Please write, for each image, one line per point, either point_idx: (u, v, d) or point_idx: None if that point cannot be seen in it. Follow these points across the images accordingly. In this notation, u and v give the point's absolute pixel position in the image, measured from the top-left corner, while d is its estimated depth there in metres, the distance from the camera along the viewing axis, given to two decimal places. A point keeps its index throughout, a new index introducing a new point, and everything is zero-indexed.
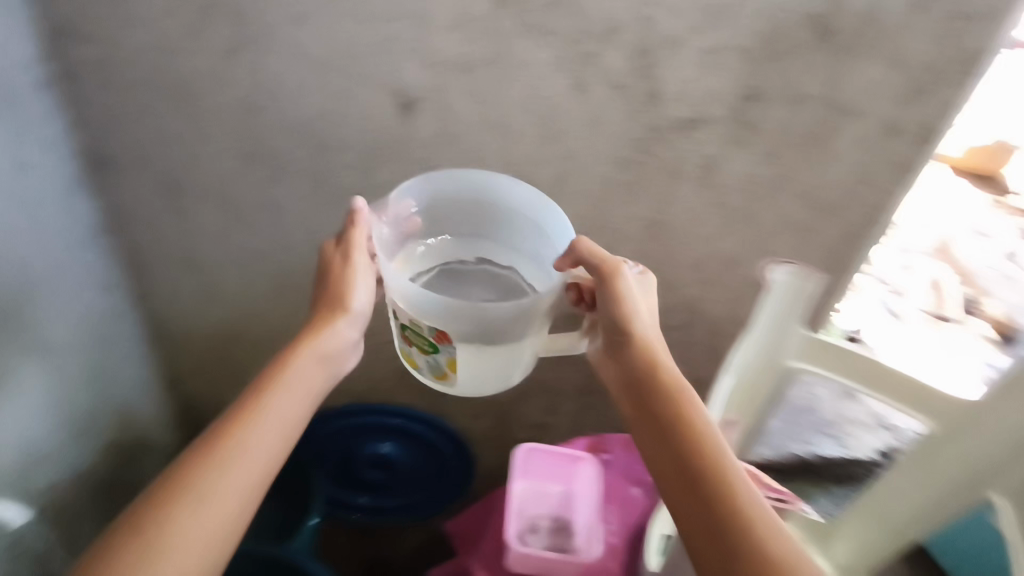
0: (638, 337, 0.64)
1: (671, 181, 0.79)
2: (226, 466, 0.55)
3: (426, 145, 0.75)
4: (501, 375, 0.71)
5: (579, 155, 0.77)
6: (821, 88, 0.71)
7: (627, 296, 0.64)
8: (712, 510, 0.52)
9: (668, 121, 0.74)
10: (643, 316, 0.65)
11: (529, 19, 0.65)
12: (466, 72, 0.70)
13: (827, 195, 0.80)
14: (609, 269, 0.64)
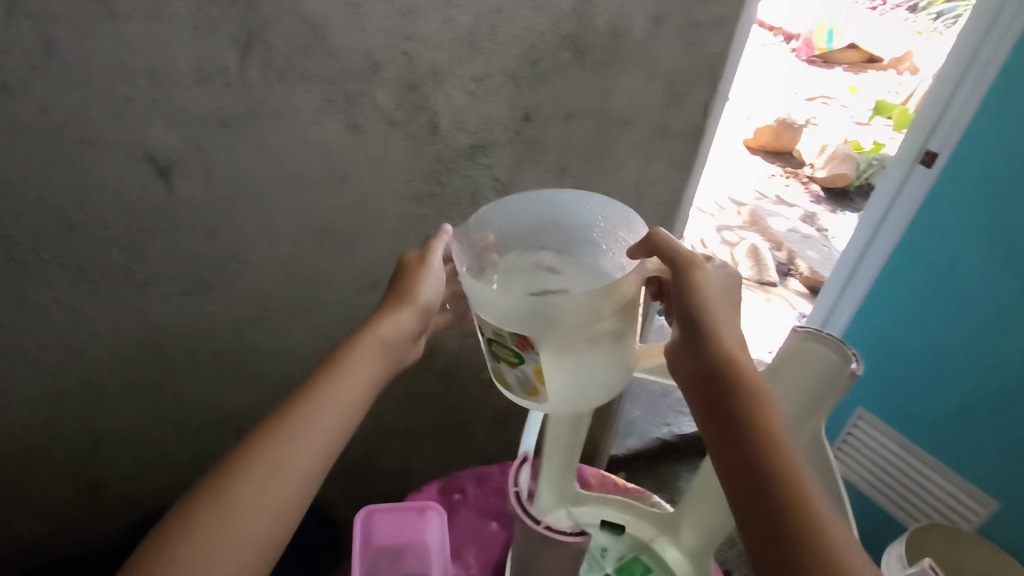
0: (714, 320, 0.53)
1: (470, 208, 0.78)
2: (258, 468, 0.48)
3: (204, 212, 0.69)
4: (596, 388, 0.60)
5: (370, 194, 0.73)
6: (593, 102, 0.74)
7: (708, 283, 0.55)
8: (783, 501, 0.44)
9: (454, 149, 0.73)
10: (725, 303, 0.55)
11: (293, 61, 0.62)
12: (237, 127, 0.64)
13: (619, 198, 0.84)
14: (685, 259, 0.55)
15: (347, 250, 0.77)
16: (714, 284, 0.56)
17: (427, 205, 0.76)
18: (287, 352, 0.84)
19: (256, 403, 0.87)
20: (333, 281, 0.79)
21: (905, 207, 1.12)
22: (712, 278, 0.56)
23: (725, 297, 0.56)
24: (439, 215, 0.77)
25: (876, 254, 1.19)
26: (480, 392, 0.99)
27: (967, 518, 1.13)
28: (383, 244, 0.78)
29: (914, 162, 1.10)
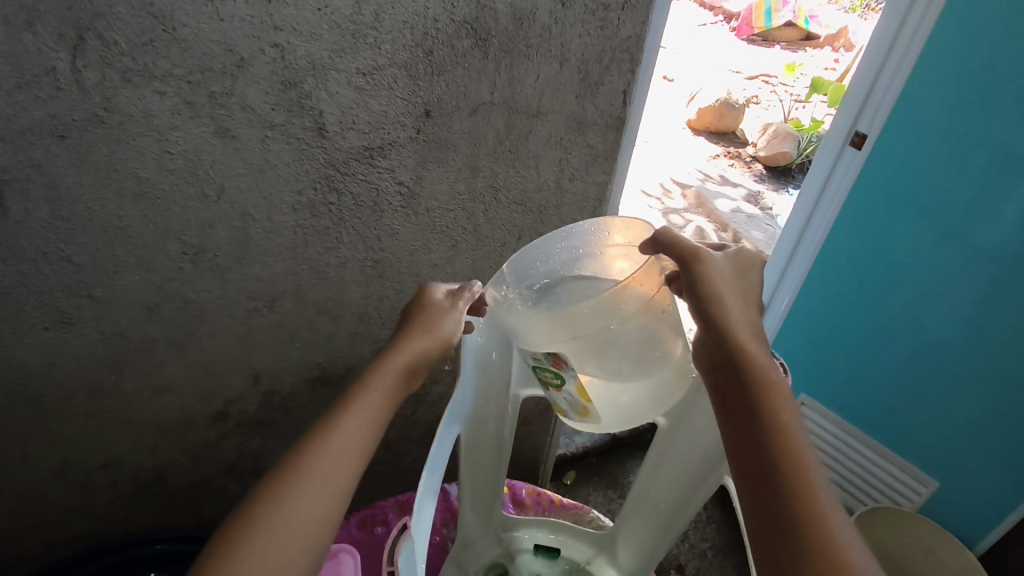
0: (724, 307, 0.50)
1: (373, 215, 0.71)
2: (296, 489, 0.42)
3: (53, 235, 0.59)
4: (647, 404, 0.56)
5: (254, 207, 0.65)
6: (500, 94, 0.68)
7: (723, 275, 0.52)
8: (783, 493, 0.41)
9: (347, 152, 0.65)
10: (739, 293, 0.52)
11: (139, 57, 0.53)
12: (81, 136, 0.55)
13: (539, 196, 0.78)
14: (692, 250, 0.52)
15: (236, 269, 0.68)
16: (730, 277, 0.52)
17: (323, 215, 0.68)
18: (180, 385, 0.75)
19: (151, 441, 0.78)
20: (224, 304, 0.70)
21: (838, 189, 1.11)
22: (727, 269, 0.52)
23: (743, 288, 0.52)
24: (339, 225, 0.70)
25: (812, 238, 1.18)
26: (407, 409, 0.92)
27: (909, 497, 1.15)
28: (277, 261, 0.70)
29: (844, 145, 1.08)
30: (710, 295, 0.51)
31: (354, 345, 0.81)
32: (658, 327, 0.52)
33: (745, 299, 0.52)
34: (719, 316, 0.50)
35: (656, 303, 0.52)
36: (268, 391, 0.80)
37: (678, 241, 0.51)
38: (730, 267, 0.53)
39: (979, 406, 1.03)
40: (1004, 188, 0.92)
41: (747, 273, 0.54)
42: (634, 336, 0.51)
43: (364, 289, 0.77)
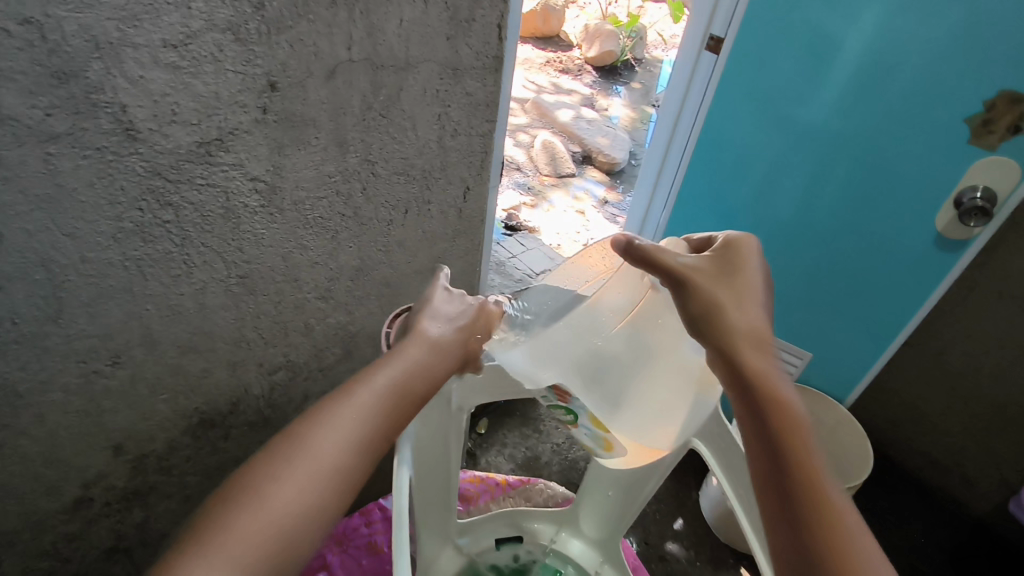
0: (729, 325, 0.48)
1: (227, 224, 0.56)
2: (330, 423, 0.44)
3: None
4: (676, 416, 0.53)
5: (57, 249, 0.47)
6: (359, 49, 0.54)
7: (713, 284, 0.50)
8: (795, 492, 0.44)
9: (174, 154, 0.49)
10: (736, 298, 0.49)
11: None
12: None
13: (422, 160, 0.67)
14: (673, 266, 0.49)
15: (53, 331, 0.51)
16: (725, 281, 0.50)
17: (160, 238, 0.52)
18: (14, 488, 0.57)
19: None
20: (48, 377, 0.53)
21: (700, 96, 1.12)
22: (717, 274, 0.50)
23: (741, 286, 0.50)
24: (184, 245, 0.54)
25: (680, 148, 1.19)
26: None
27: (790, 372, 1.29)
28: (110, 308, 0.53)
29: (702, 49, 1.08)
30: (702, 311, 0.49)
31: (233, 376, 0.67)
32: (657, 333, 0.53)
33: (751, 306, 0.49)
34: (717, 335, 0.48)
35: (653, 307, 0.54)
36: (138, 457, 0.64)
37: (655, 258, 0.49)
38: (720, 266, 0.51)
39: (834, 281, 1.14)
40: (841, 77, 0.97)
41: (743, 267, 0.51)
42: (629, 345, 0.53)
43: (233, 310, 0.62)
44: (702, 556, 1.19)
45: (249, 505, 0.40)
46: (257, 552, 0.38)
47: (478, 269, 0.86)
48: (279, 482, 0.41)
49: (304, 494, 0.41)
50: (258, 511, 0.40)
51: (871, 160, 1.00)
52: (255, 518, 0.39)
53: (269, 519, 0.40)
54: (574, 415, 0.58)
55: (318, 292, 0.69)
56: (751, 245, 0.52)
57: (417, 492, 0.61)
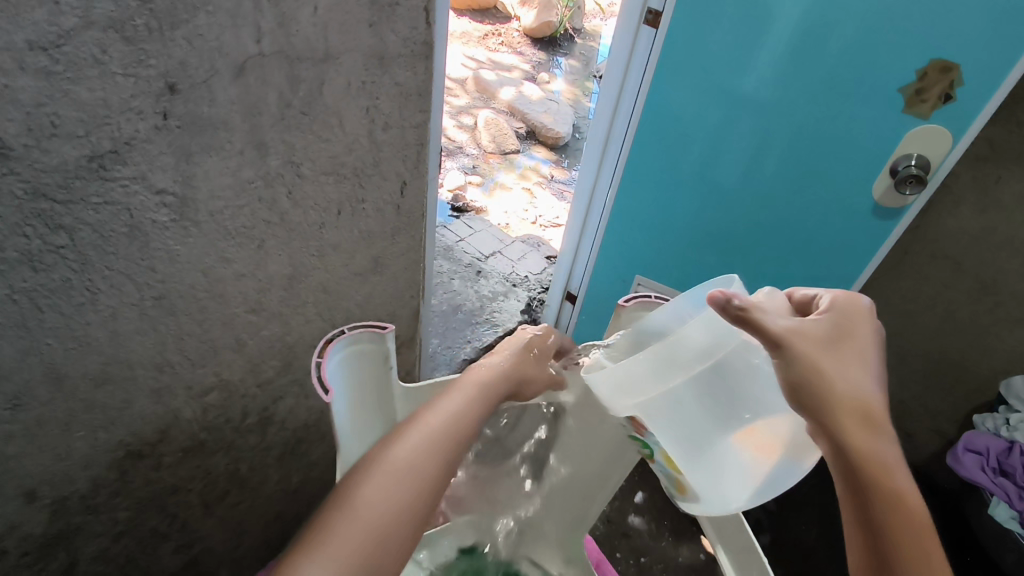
0: (837, 399, 0.46)
1: (134, 243, 0.50)
2: (414, 434, 0.50)
3: None
4: (748, 483, 0.51)
5: None
6: (271, 41, 0.49)
7: (827, 358, 0.47)
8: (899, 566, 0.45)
9: (60, 171, 0.43)
10: (842, 369, 0.47)
11: None
12: None
13: (352, 157, 0.62)
14: (781, 335, 0.46)
15: None
16: (842, 351, 0.47)
17: (55, 265, 0.46)
18: None
19: None
20: None
21: (641, 73, 1.08)
22: (831, 344, 0.47)
23: (858, 358, 0.48)
24: (84, 270, 0.48)
25: (622, 126, 1.16)
26: (256, 438, 0.77)
27: None
28: (1, 346, 0.47)
29: (640, 23, 1.04)
30: (806, 381, 0.46)
31: (160, 402, 0.62)
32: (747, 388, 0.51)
33: (868, 380, 0.47)
34: (825, 408, 0.46)
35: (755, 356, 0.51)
36: (58, 500, 0.59)
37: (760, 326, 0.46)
38: (825, 332, 0.48)
39: (778, 254, 1.15)
40: (781, 51, 0.96)
41: (857, 334, 0.48)
42: (707, 392, 0.52)
43: (151, 334, 0.56)
44: (663, 529, 1.21)
45: (344, 510, 0.45)
46: (354, 547, 0.43)
47: (422, 264, 0.82)
48: (364, 483, 0.46)
49: (389, 500, 0.46)
50: (357, 508, 0.45)
51: (814, 132, 1.00)
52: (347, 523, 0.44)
53: (360, 517, 0.44)
54: (649, 449, 0.58)
55: (248, 305, 0.63)
56: (864, 311, 0.50)
57: None
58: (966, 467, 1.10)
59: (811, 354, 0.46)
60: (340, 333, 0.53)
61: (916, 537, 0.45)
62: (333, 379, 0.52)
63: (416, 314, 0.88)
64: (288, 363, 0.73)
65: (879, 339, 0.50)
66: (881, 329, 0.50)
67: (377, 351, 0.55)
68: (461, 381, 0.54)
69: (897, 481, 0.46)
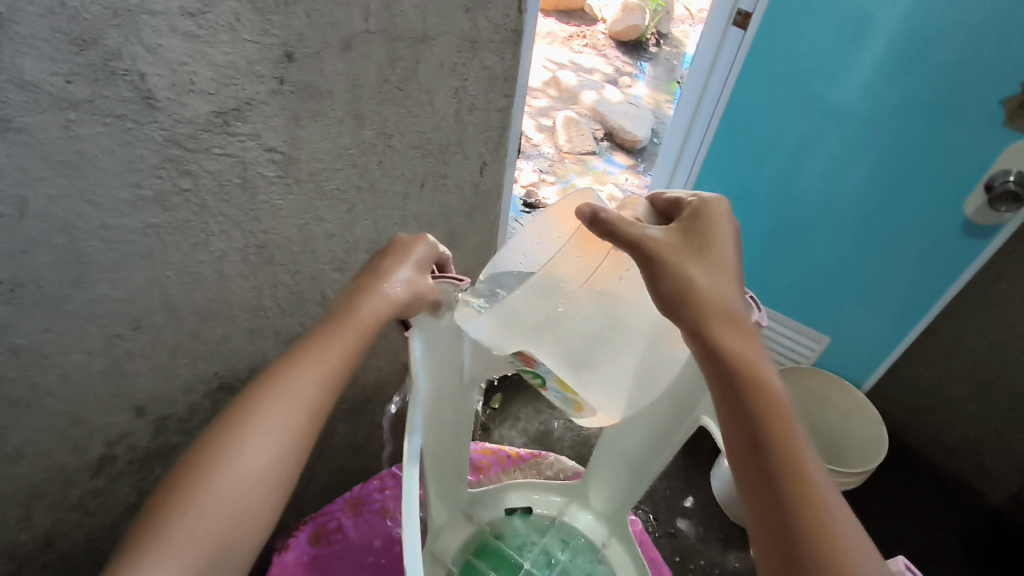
0: (702, 300, 0.47)
1: (245, 194, 0.57)
2: (279, 391, 0.47)
3: None
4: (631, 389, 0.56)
5: (79, 215, 0.49)
6: (376, 20, 0.54)
7: (687, 257, 0.48)
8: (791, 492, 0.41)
9: (192, 123, 0.50)
10: (707, 272, 0.48)
11: None
12: None
13: (438, 135, 0.67)
14: (641, 236, 0.47)
15: (77, 295, 0.52)
16: (702, 249, 0.48)
17: (179, 206, 0.53)
18: (42, 444, 0.59)
19: (23, 513, 0.63)
20: (72, 340, 0.54)
21: (726, 72, 1.08)
22: (692, 246, 0.48)
23: (720, 257, 0.48)
24: (202, 214, 0.55)
25: (702, 126, 1.16)
26: None
27: (807, 353, 1.26)
28: (131, 274, 0.54)
29: (729, 23, 1.04)
30: (676, 288, 0.47)
31: (250, 343, 0.68)
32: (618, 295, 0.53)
33: (727, 279, 0.48)
34: (692, 311, 0.47)
35: (609, 275, 0.53)
36: (159, 419, 0.67)
37: (623, 231, 0.46)
38: (687, 239, 0.49)
39: (854, 266, 1.11)
40: (871, 55, 0.93)
41: (715, 236, 0.49)
42: (597, 317, 0.52)
43: (250, 278, 0.63)
44: (711, 534, 1.20)
45: (199, 484, 0.44)
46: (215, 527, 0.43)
47: (494, 245, 0.87)
48: (230, 455, 0.45)
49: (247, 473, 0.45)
50: (208, 484, 0.44)
51: (902, 140, 0.97)
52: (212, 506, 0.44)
53: (222, 493, 0.44)
54: (541, 379, 0.60)
55: (334, 264, 0.69)
56: (724, 210, 0.50)
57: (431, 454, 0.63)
58: None
59: (671, 254, 0.47)
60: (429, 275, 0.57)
61: (786, 423, 0.44)
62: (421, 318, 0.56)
63: None
64: None
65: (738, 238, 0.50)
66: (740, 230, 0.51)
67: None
68: (350, 316, 0.51)
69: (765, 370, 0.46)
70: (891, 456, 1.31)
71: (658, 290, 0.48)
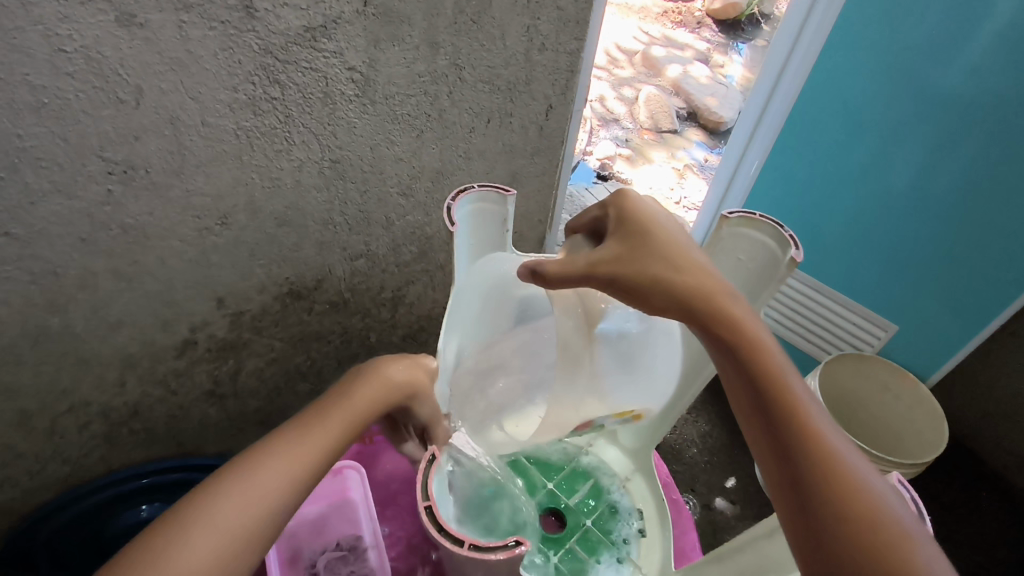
0: (674, 287, 0.47)
1: (325, 108, 0.62)
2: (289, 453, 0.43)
3: None
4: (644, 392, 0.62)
5: (184, 110, 0.55)
6: None
7: (641, 254, 0.48)
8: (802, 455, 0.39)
9: (284, 36, 0.55)
10: (665, 258, 0.48)
11: None
12: None
13: (507, 72, 0.70)
14: (585, 264, 0.50)
15: (176, 184, 0.59)
16: (650, 240, 0.49)
17: (267, 112, 0.59)
18: (137, 319, 0.68)
19: (117, 380, 0.72)
20: (169, 226, 0.62)
21: (812, 41, 1.01)
22: (638, 242, 0.49)
23: (670, 242, 0.49)
24: (286, 123, 0.61)
25: (782, 98, 1.09)
26: (386, 314, 0.90)
27: (869, 343, 1.19)
28: (222, 171, 0.61)
29: None
30: (646, 283, 0.48)
31: (318, 254, 0.75)
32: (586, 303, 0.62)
33: (690, 261, 0.48)
34: (670, 298, 0.47)
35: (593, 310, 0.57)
36: (235, 314, 0.75)
37: (567, 271, 0.50)
38: (636, 233, 0.49)
39: (928, 259, 1.05)
40: (976, 30, 0.86)
41: (657, 225, 0.49)
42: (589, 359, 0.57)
43: (323, 191, 0.69)
44: (748, 512, 1.19)
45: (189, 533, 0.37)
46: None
47: (553, 192, 0.89)
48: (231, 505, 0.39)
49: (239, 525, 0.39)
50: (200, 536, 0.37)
51: (1005, 125, 0.89)
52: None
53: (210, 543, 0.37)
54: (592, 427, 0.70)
55: (399, 188, 0.74)
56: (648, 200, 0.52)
57: None
58: None
59: (622, 260, 0.49)
60: (470, 188, 0.59)
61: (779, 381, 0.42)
62: (461, 228, 0.59)
63: (539, 239, 0.96)
64: (421, 251, 0.84)
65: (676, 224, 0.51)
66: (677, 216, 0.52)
67: (496, 213, 0.60)
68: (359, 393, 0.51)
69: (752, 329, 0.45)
70: (953, 460, 1.25)
71: (633, 291, 0.48)
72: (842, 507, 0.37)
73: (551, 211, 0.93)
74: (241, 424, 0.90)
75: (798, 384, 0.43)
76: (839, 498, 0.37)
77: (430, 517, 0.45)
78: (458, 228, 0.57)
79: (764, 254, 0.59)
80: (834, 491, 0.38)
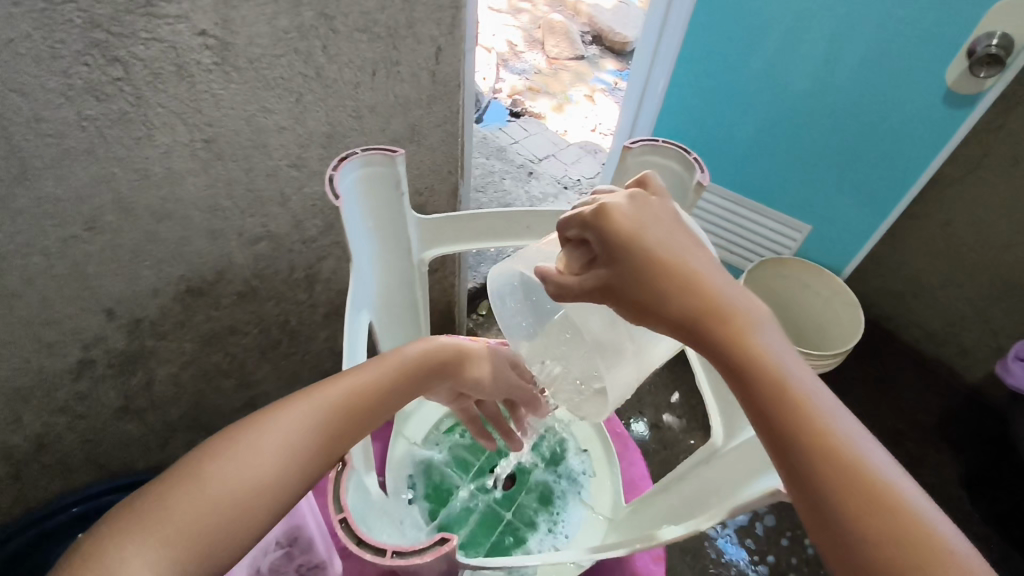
0: (670, 303, 0.38)
1: (183, 82, 0.55)
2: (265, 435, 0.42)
3: None
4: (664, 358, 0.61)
5: (9, 106, 0.47)
6: None
7: (622, 274, 0.40)
8: (818, 483, 0.33)
9: (111, 4, 0.47)
10: (650, 276, 0.39)
11: None
12: None
13: (384, 16, 0.64)
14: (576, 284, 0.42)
15: (21, 194, 0.52)
16: (636, 266, 0.39)
17: (114, 96, 0.52)
18: (16, 347, 0.60)
19: (10, 416, 0.65)
20: (26, 241, 0.55)
21: None
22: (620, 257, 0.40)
23: (653, 257, 0.39)
24: (140, 105, 0.54)
25: (678, 10, 1.06)
26: (303, 294, 0.85)
27: (788, 245, 1.23)
28: (75, 170, 0.53)
29: None
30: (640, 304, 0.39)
31: (211, 242, 0.68)
32: (499, 245, 0.63)
33: (687, 268, 0.39)
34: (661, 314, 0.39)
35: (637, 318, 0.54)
36: (132, 323, 0.68)
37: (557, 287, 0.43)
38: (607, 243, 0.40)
39: (830, 157, 1.07)
40: None
41: (637, 234, 0.39)
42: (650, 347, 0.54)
43: (201, 175, 0.62)
44: (694, 423, 1.24)
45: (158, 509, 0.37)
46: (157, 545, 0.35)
47: (457, 141, 0.85)
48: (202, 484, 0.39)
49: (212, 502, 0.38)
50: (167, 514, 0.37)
51: (889, 12, 0.89)
52: (157, 528, 0.36)
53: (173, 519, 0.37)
54: None
55: (289, 159, 0.68)
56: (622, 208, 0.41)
57: (382, 327, 0.67)
58: (1012, 375, 1.05)
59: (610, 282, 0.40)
60: (354, 153, 0.54)
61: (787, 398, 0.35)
62: (350, 197, 0.55)
63: (452, 192, 0.91)
64: (327, 223, 0.79)
65: (661, 231, 0.40)
66: (665, 220, 0.41)
67: (386, 174, 0.56)
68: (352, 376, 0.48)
69: (769, 358, 0.36)
70: (872, 342, 1.33)
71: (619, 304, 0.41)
72: (860, 536, 0.32)
73: (459, 162, 0.88)
74: (168, 434, 0.85)
75: (813, 398, 0.35)
76: (872, 536, 0.31)
77: (347, 529, 0.46)
78: (344, 198, 0.53)
79: (672, 180, 0.58)
80: (869, 526, 0.32)
